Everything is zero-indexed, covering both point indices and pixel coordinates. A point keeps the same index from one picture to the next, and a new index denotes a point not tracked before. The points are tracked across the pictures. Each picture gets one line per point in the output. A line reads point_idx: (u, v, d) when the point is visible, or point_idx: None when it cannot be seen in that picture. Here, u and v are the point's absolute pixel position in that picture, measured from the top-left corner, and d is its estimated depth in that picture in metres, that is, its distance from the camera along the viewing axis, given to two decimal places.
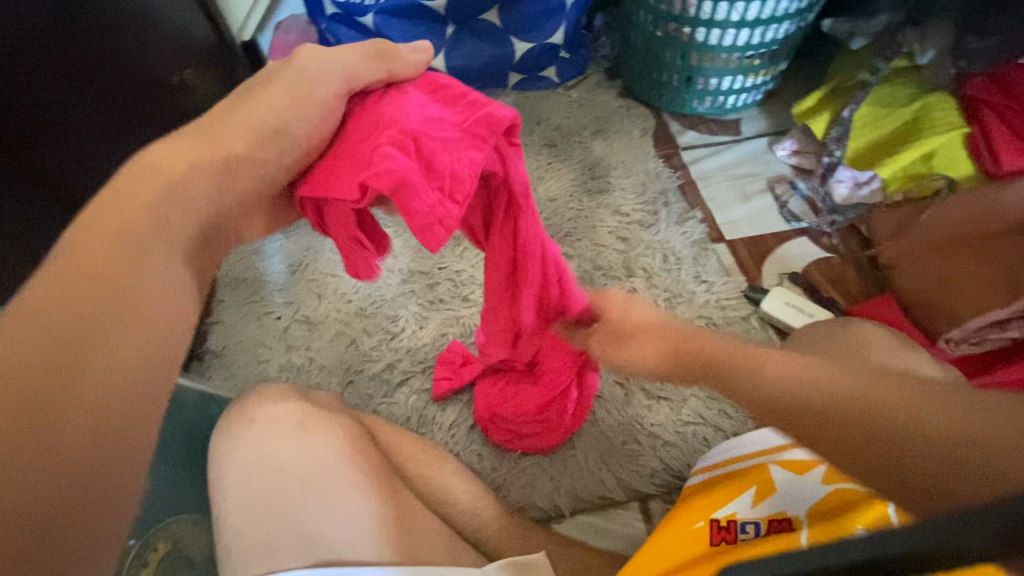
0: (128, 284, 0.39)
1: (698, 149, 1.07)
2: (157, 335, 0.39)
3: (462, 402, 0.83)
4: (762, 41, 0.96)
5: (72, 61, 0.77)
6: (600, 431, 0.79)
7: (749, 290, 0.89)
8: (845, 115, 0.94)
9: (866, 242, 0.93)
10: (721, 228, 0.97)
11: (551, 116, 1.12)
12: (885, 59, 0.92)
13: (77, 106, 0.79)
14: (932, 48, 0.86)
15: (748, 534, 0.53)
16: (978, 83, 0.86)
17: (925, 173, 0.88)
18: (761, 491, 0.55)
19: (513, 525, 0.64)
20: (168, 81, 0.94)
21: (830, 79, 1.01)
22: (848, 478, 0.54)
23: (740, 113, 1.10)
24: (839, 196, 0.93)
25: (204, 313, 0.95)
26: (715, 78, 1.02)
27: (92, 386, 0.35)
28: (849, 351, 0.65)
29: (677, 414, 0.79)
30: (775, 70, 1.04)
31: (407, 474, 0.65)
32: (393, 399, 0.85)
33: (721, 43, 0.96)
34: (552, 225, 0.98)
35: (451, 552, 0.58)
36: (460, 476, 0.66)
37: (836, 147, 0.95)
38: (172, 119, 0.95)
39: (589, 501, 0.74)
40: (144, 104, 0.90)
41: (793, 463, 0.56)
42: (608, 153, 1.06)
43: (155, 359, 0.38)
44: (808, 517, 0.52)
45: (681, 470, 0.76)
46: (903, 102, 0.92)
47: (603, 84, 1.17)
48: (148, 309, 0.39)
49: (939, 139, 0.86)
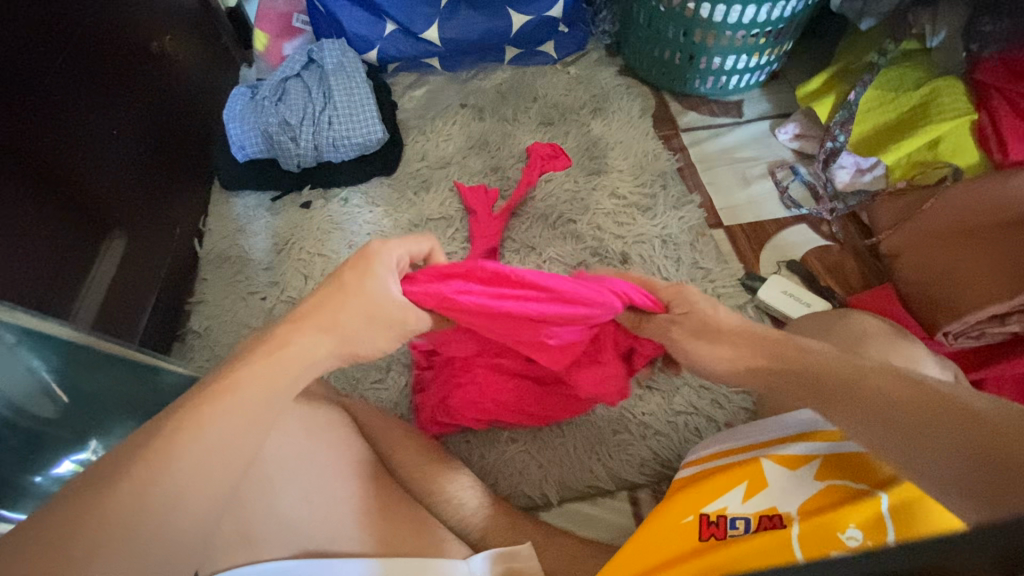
0: (202, 455, 0.40)
1: (698, 132, 1.04)
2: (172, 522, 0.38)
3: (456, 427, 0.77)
4: (768, 18, 0.91)
5: (59, 27, 0.73)
6: (591, 419, 0.77)
7: (746, 277, 0.87)
8: (851, 98, 0.91)
9: (866, 231, 0.91)
10: (720, 214, 0.95)
11: (550, 93, 1.08)
12: (894, 41, 0.91)
13: (56, 72, 0.72)
14: (943, 30, 0.84)
15: (737, 530, 0.52)
16: (988, 67, 0.80)
17: (929, 161, 0.83)
18: (752, 485, 0.54)
19: (498, 514, 0.64)
20: (148, 48, 0.89)
21: (836, 61, 0.98)
22: (841, 473, 0.53)
23: (743, 95, 1.07)
24: (840, 181, 0.92)
25: (186, 292, 0.93)
26: (718, 57, 0.98)
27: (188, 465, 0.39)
28: (848, 344, 0.64)
29: (669, 404, 0.78)
30: (781, 51, 1.00)
31: (392, 463, 0.65)
32: (382, 385, 0.83)
33: (726, 20, 0.92)
34: (547, 207, 0.95)
35: (435, 544, 0.58)
36: (444, 464, 0.66)
37: (840, 133, 0.92)
38: (154, 88, 0.91)
39: (576, 490, 0.73)
40: (125, 76, 0.84)
41: (787, 457, 0.55)
42: (607, 133, 1.03)
43: (181, 523, 0.39)
44: (800, 514, 0.51)
45: (671, 460, 0.75)
46: (910, 86, 0.88)
47: (603, 61, 1.13)
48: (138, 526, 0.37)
49: (945, 125, 0.82)
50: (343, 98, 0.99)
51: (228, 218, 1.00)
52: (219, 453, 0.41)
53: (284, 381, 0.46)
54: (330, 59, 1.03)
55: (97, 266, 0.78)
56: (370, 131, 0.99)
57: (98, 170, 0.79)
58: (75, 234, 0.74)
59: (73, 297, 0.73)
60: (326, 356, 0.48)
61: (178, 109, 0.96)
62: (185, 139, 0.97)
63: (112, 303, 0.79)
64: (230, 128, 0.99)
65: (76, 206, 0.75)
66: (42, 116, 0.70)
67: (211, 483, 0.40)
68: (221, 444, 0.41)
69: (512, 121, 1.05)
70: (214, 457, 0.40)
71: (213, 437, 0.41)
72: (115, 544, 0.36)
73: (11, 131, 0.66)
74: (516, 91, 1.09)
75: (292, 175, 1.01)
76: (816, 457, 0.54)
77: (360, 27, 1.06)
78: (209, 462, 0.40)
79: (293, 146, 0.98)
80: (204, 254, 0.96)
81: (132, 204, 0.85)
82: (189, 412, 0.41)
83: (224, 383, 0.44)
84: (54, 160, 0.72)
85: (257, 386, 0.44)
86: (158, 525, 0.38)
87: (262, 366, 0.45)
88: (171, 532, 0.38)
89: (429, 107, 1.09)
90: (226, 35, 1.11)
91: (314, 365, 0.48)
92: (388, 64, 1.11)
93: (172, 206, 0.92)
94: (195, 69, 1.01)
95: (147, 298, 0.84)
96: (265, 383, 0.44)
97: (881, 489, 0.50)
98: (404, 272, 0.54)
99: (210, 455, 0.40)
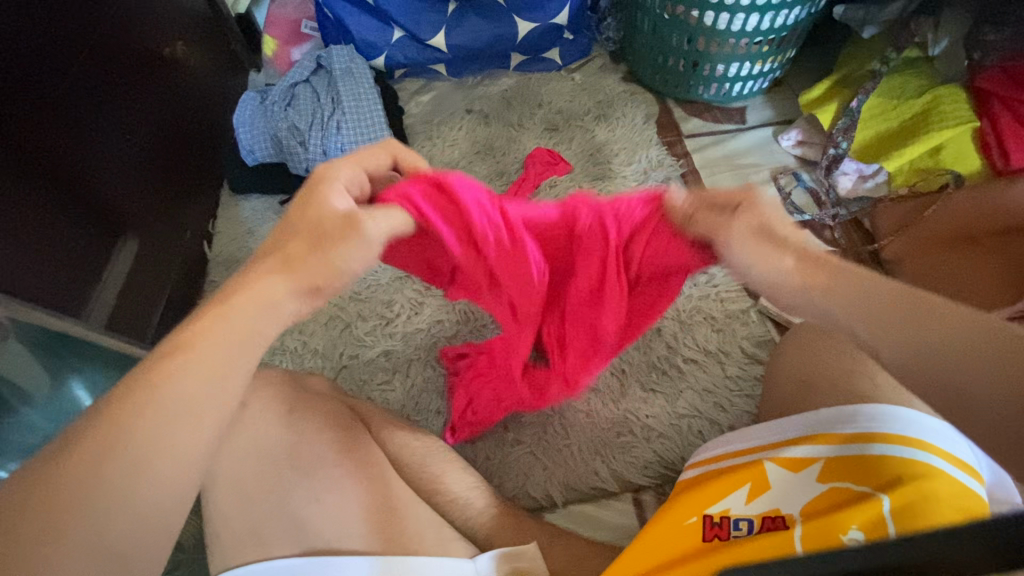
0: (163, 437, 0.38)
1: (702, 138, 1.05)
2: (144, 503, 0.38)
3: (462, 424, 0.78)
4: (772, 26, 0.93)
5: (74, 31, 0.74)
6: (595, 422, 0.78)
7: None
8: (854, 105, 0.92)
9: (868, 237, 0.92)
10: None
11: (554, 100, 1.09)
12: (897, 49, 0.92)
13: (72, 75, 0.74)
14: (944, 39, 0.85)
15: (741, 531, 0.53)
16: (989, 76, 0.80)
17: (930, 167, 0.85)
18: (755, 487, 0.55)
19: (504, 515, 0.65)
20: (159, 53, 0.91)
21: (839, 68, 1.00)
22: (843, 476, 0.53)
23: (746, 101, 1.08)
24: (843, 188, 0.93)
25: (197, 294, 0.94)
26: (722, 64, 0.99)
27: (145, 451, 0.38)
28: (850, 348, 0.65)
29: (672, 406, 0.79)
30: (783, 58, 1.01)
31: (399, 463, 0.66)
32: (388, 386, 0.84)
33: (729, 28, 0.93)
34: None
35: (443, 542, 0.59)
36: (451, 464, 0.68)
37: (843, 139, 0.93)
38: (166, 92, 0.92)
39: (580, 491, 0.74)
40: (138, 80, 0.86)
41: (789, 460, 0.56)
42: (611, 139, 1.04)
43: (161, 508, 0.38)
44: (803, 515, 0.52)
45: (674, 463, 0.75)
46: (912, 94, 0.89)
47: (608, 68, 1.14)
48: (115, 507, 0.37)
49: (947, 133, 0.82)
50: (352, 103, 1.00)
51: (237, 221, 1.01)
52: (181, 429, 0.39)
53: (256, 333, 0.42)
54: (338, 64, 1.04)
55: (110, 266, 0.79)
56: (377, 135, 1.01)
57: (112, 173, 0.80)
58: (89, 235, 0.76)
59: (88, 298, 0.75)
60: (290, 299, 0.44)
61: (189, 113, 0.97)
62: (195, 143, 0.98)
63: (125, 306, 0.80)
64: (240, 132, 1.00)
65: (89, 206, 0.76)
66: (59, 118, 0.71)
67: (186, 453, 0.39)
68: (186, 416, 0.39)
69: (517, 126, 1.07)
70: (180, 436, 0.39)
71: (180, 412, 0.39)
72: (76, 515, 0.36)
73: (30, 134, 0.67)
74: (521, 97, 1.10)
75: (300, 179, 1.03)
76: (817, 459, 0.55)
77: (368, 33, 1.07)
78: (174, 436, 0.39)
79: (301, 150, 0.99)
80: (214, 256, 0.98)
81: (145, 207, 0.86)
82: (147, 379, 0.39)
83: (181, 347, 0.40)
84: (70, 163, 0.73)
85: (224, 341, 0.41)
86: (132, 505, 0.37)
87: (219, 321, 0.42)
88: (149, 511, 0.38)
89: (435, 113, 1.11)
90: (236, 41, 1.12)
91: (282, 307, 0.43)
92: (395, 70, 1.13)
93: (183, 209, 0.94)
94: (206, 75, 1.02)
95: (158, 300, 0.86)
96: (235, 348, 0.41)
97: (882, 492, 0.50)
98: (361, 189, 0.50)
99: (176, 436, 0.39)
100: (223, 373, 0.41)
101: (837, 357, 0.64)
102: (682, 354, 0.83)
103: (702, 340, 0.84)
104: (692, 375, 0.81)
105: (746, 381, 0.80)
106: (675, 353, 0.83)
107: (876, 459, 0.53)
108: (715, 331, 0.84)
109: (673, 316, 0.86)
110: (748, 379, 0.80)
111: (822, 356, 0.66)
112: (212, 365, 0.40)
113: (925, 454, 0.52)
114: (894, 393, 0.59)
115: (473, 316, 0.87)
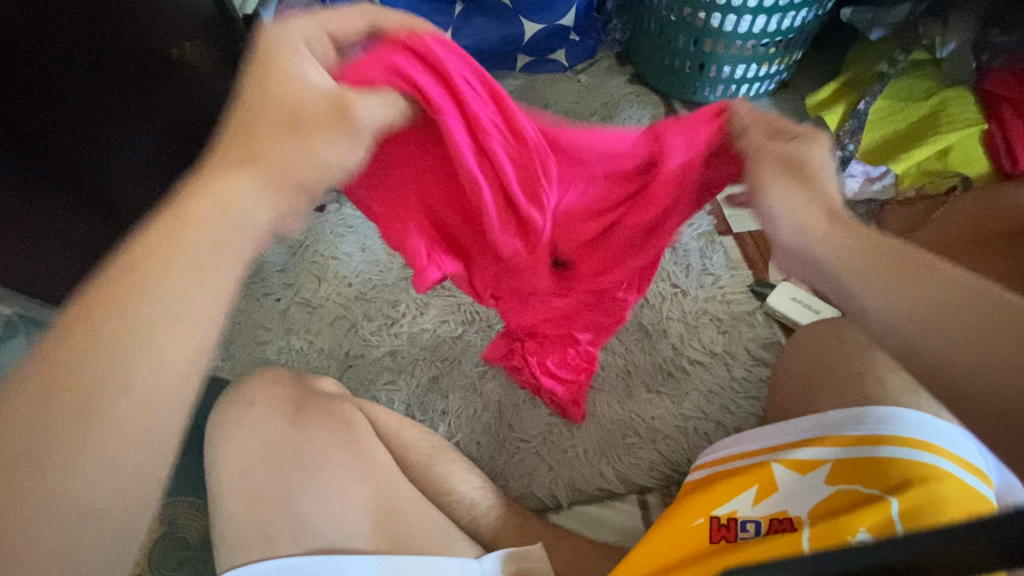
0: (135, 334, 0.37)
1: None
2: (125, 419, 0.35)
3: (470, 418, 0.80)
4: (778, 28, 0.93)
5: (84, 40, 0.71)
6: (600, 423, 0.78)
7: (755, 284, 0.88)
8: (861, 107, 0.89)
9: None
10: (730, 221, 0.95)
11: (560, 100, 1.09)
12: (903, 51, 0.90)
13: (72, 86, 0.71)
14: (954, 41, 0.85)
15: (748, 533, 0.53)
16: (998, 78, 0.83)
17: (939, 169, 0.86)
18: (763, 489, 0.55)
19: (510, 516, 0.66)
20: (176, 56, 0.84)
21: (846, 72, 0.98)
22: (851, 478, 0.53)
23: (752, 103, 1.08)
24: (851, 190, 0.89)
25: None
26: (728, 66, 0.99)
27: (103, 362, 0.36)
28: (856, 351, 0.65)
29: (678, 408, 0.79)
30: (790, 60, 1.01)
31: (405, 461, 0.66)
32: (394, 386, 0.84)
33: (736, 29, 0.93)
34: None
35: (449, 542, 0.59)
36: (457, 464, 0.68)
37: (849, 142, 0.88)
38: (184, 96, 0.88)
39: (586, 493, 0.74)
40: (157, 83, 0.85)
41: (798, 462, 0.56)
42: None
43: (139, 424, 0.36)
44: (810, 517, 0.52)
45: (680, 464, 0.75)
46: (920, 95, 0.90)
47: (613, 70, 1.14)
48: (105, 406, 0.35)
49: (955, 135, 0.84)
50: None
51: None
52: (163, 336, 0.37)
53: (230, 245, 0.41)
54: None
55: None
56: None
57: None
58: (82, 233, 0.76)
59: None
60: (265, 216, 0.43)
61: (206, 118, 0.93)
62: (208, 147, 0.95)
63: None
64: None
65: None
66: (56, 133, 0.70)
67: (172, 370, 0.37)
68: (158, 322, 0.37)
69: None
70: (161, 345, 0.37)
71: (160, 314, 0.38)
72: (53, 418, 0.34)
73: None
74: (527, 98, 1.10)
75: None
76: (824, 462, 0.55)
77: None
78: (137, 334, 0.37)
79: None
80: None
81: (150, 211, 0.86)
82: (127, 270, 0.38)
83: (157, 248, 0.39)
84: None
85: (198, 242, 0.40)
86: (105, 414, 0.35)
87: (185, 229, 0.40)
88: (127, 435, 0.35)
89: None
90: None
91: (254, 222, 0.42)
92: None
93: None
94: None
95: None
96: (210, 243, 0.40)
97: (890, 494, 0.50)
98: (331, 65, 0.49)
99: (157, 344, 0.37)
100: (205, 278, 0.40)
101: (844, 360, 0.64)
102: (688, 356, 0.83)
103: (708, 342, 0.83)
104: (698, 377, 0.81)
105: (752, 383, 0.80)
106: (680, 355, 0.83)
107: (886, 461, 0.53)
108: (720, 333, 0.84)
109: (679, 318, 0.86)
110: (753, 381, 0.80)
111: (829, 359, 0.66)
112: (195, 266, 0.40)
113: (934, 456, 0.52)
114: (902, 397, 0.59)
115: (478, 316, 0.88)
